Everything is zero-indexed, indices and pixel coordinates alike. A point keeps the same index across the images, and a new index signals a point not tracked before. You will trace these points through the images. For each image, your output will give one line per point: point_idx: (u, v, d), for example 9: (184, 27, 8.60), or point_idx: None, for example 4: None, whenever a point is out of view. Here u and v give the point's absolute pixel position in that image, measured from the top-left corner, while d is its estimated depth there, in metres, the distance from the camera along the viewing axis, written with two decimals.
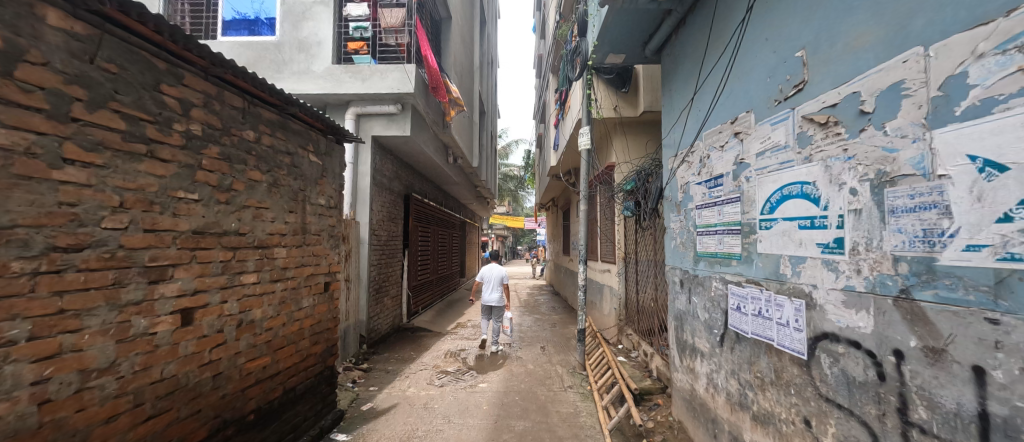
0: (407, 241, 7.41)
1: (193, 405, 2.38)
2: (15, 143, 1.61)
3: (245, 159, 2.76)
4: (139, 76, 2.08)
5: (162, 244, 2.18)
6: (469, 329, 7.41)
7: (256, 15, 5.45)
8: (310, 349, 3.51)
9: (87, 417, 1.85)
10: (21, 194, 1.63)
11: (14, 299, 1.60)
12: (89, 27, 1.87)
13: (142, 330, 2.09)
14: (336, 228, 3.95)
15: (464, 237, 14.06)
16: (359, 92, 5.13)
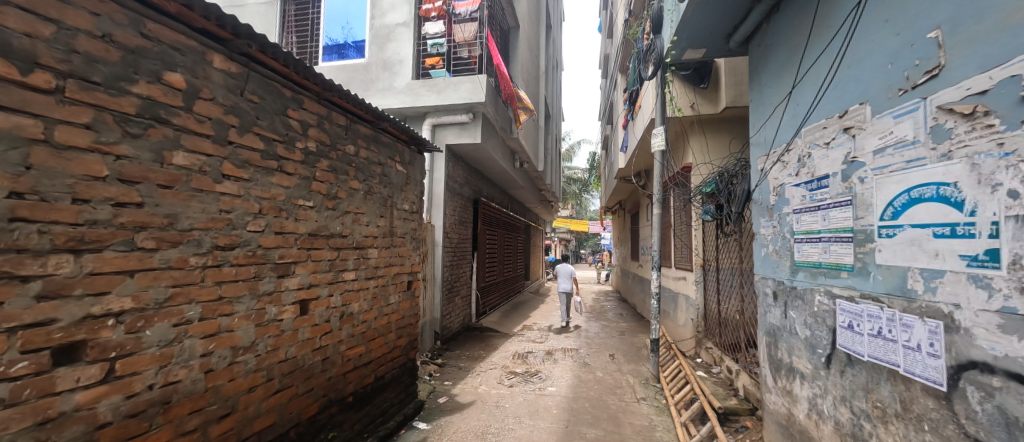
0: (476, 244, 7.68)
1: (307, 384, 2.74)
2: (193, 164, 1.97)
3: (347, 170, 3.12)
4: (272, 103, 2.47)
5: (286, 244, 2.55)
6: (537, 332, 7.47)
7: (344, 39, 6.10)
8: (396, 341, 3.83)
9: (235, 387, 2.22)
10: (197, 204, 1.98)
11: (191, 286, 1.96)
12: (239, 66, 2.25)
13: (273, 316, 2.46)
14: (418, 231, 4.27)
15: (528, 240, 14.17)
16: (435, 104, 5.47)
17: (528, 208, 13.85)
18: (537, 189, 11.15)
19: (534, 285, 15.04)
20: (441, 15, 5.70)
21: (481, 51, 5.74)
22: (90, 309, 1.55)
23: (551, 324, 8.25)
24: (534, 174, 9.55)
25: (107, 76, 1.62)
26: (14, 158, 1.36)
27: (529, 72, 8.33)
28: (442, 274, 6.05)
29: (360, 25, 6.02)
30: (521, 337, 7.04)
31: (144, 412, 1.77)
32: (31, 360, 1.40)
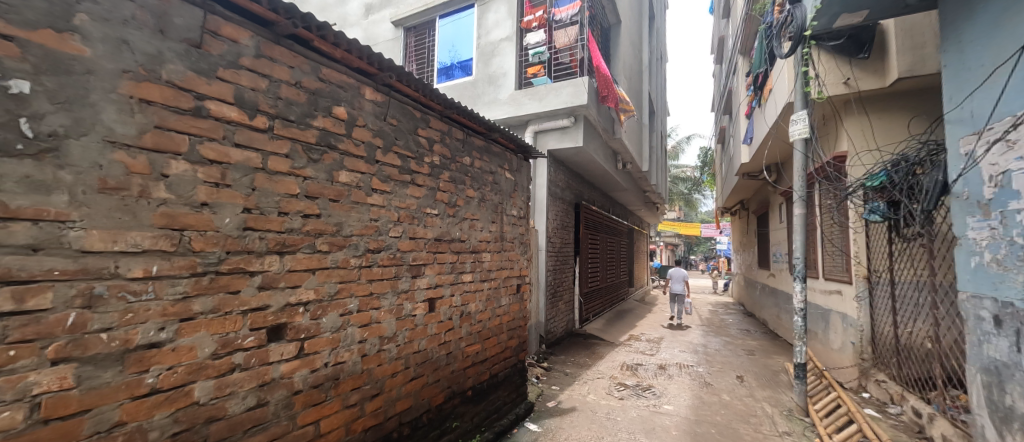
0: (580, 249, 7.57)
1: (435, 375, 3.02)
2: (352, 181, 2.35)
3: (464, 180, 3.39)
4: (406, 125, 2.81)
5: (418, 248, 2.87)
6: (645, 343, 7.04)
7: (450, 61, 6.55)
8: (507, 342, 4.01)
9: (382, 371, 2.57)
10: (355, 215, 2.36)
11: (351, 283, 2.33)
12: (382, 95, 2.61)
13: (408, 312, 2.79)
14: (526, 236, 4.41)
15: (631, 244, 13.45)
16: (538, 111, 5.59)
17: (631, 211, 13.17)
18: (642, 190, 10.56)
19: (640, 293, 14.19)
20: (541, 24, 5.79)
21: (583, 53, 5.52)
22: (288, 299, 1.96)
23: (661, 336, 7.71)
24: (638, 175, 9.06)
25: (298, 114, 2.04)
26: (245, 183, 1.77)
27: (631, 69, 7.94)
28: (546, 278, 6.10)
29: (465, 48, 6.40)
30: (628, 347, 6.70)
31: (323, 385, 2.16)
32: (256, 336, 1.81)
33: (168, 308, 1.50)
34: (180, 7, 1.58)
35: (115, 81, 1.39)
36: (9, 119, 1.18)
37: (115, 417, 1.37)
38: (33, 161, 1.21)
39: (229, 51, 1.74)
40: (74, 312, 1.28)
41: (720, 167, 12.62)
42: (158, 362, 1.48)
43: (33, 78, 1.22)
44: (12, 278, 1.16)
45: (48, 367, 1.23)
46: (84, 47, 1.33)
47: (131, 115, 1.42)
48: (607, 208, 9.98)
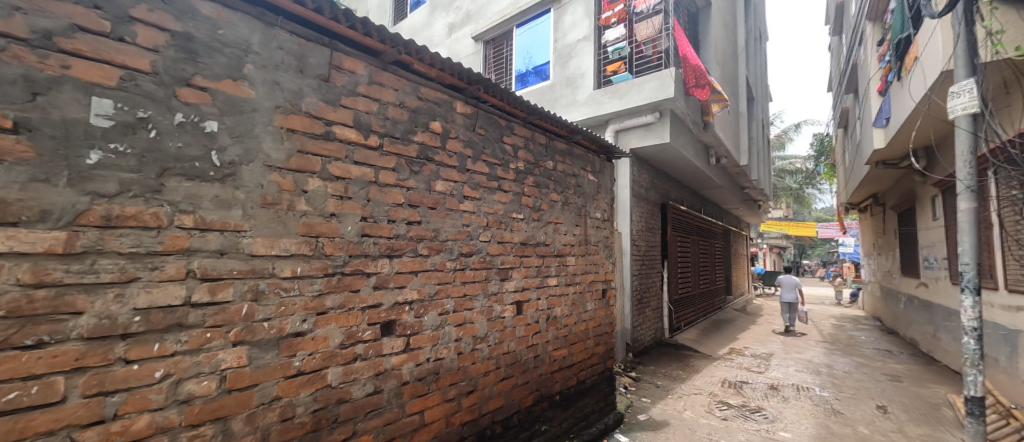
0: (668, 252, 7.12)
1: (524, 377, 3.09)
2: (448, 189, 2.53)
3: (547, 184, 3.43)
4: (493, 133, 2.92)
5: (505, 252, 2.97)
6: (751, 358, 6.35)
7: (524, 68, 6.67)
8: (594, 348, 3.94)
9: (476, 369, 2.70)
10: (450, 221, 2.53)
11: (447, 284, 2.50)
12: (472, 107, 2.76)
13: (498, 314, 2.90)
14: (610, 239, 4.29)
15: (727, 247, 12.27)
16: (619, 109, 5.32)
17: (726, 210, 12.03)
18: (741, 187, 9.58)
19: (742, 302, 12.81)
20: (620, 19, 5.56)
21: (668, 43, 5.16)
22: (397, 298, 2.17)
23: (771, 351, 6.87)
24: (734, 170, 8.26)
25: (402, 131, 2.25)
26: (362, 195, 2.02)
27: (725, 53, 7.27)
28: (632, 283, 5.86)
29: (541, 53, 6.45)
30: (729, 362, 6.10)
31: (426, 378, 2.35)
32: (372, 330, 2.05)
33: (308, 303, 1.77)
34: (313, 48, 1.87)
35: (271, 116, 1.69)
36: (205, 152, 1.50)
37: (273, 392, 1.65)
38: (219, 183, 1.53)
39: (349, 81, 2.00)
40: (246, 304, 1.58)
41: (843, 155, 10.86)
42: (302, 348, 1.75)
43: (219, 119, 1.54)
44: (208, 275, 1.48)
45: (230, 347, 1.53)
46: (249, 90, 1.64)
47: (281, 143, 1.71)
48: (698, 208, 9.24)
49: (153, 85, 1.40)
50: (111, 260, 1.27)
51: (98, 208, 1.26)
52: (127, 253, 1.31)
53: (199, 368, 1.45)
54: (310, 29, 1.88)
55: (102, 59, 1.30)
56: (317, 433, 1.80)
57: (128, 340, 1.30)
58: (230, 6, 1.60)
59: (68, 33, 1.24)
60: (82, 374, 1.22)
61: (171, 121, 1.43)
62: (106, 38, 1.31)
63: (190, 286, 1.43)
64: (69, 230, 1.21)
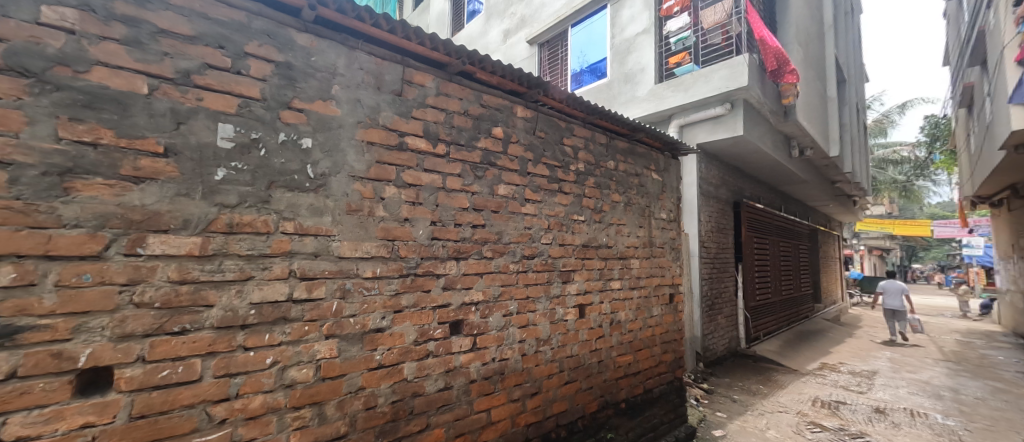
0: (743, 255, 6.61)
1: (588, 382, 3.04)
2: (510, 193, 2.58)
3: (609, 185, 3.36)
4: (552, 136, 2.93)
5: (567, 254, 2.95)
6: (848, 376, 5.64)
7: (579, 67, 6.61)
8: (661, 356, 3.78)
9: (540, 371, 2.71)
10: (513, 224, 2.58)
11: (512, 286, 2.55)
12: (532, 111, 2.80)
13: (561, 316, 2.89)
14: (677, 241, 4.09)
15: (814, 249, 11.08)
16: (683, 103, 4.97)
17: (812, 208, 10.86)
18: (830, 180, 8.59)
19: (834, 310, 11.46)
20: (684, 7, 5.19)
21: (740, 27, 4.72)
22: (464, 299, 2.26)
23: (873, 369, 6.05)
24: (821, 162, 7.44)
25: (467, 138, 2.35)
26: (432, 200, 2.14)
27: (808, 33, 6.58)
28: (702, 288, 5.51)
29: (596, 51, 6.34)
30: (819, 378, 5.49)
31: (492, 378, 2.41)
32: (442, 328, 2.16)
33: (386, 302, 1.91)
34: (388, 66, 2.02)
35: (353, 130, 1.86)
36: (302, 166, 1.69)
37: (358, 382, 1.81)
38: (313, 193, 1.71)
39: (419, 94, 2.14)
40: (336, 301, 1.75)
41: (965, 139, 9.28)
42: (382, 343, 1.89)
43: (312, 136, 1.73)
44: (305, 275, 1.66)
45: (324, 340, 1.70)
46: (336, 109, 1.81)
47: (362, 155, 1.88)
48: (778, 207, 8.45)
49: (262, 109, 1.61)
50: (233, 261, 1.49)
51: (222, 216, 1.47)
52: (244, 255, 1.52)
53: (300, 357, 1.64)
54: (385, 48, 2.03)
55: (224, 90, 1.52)
56: (396, 423, 1.93)
57: (245, 330, 1.51)
58: (320, 35, 1.79)
59: (201, 70, 1.48)
60: (213, 357, 1.43)
61: (275, 140, 1.63)
62: (228, 72, 1.53)
63: (291, 284, 1.62)
64: (203, 235, 1.43)
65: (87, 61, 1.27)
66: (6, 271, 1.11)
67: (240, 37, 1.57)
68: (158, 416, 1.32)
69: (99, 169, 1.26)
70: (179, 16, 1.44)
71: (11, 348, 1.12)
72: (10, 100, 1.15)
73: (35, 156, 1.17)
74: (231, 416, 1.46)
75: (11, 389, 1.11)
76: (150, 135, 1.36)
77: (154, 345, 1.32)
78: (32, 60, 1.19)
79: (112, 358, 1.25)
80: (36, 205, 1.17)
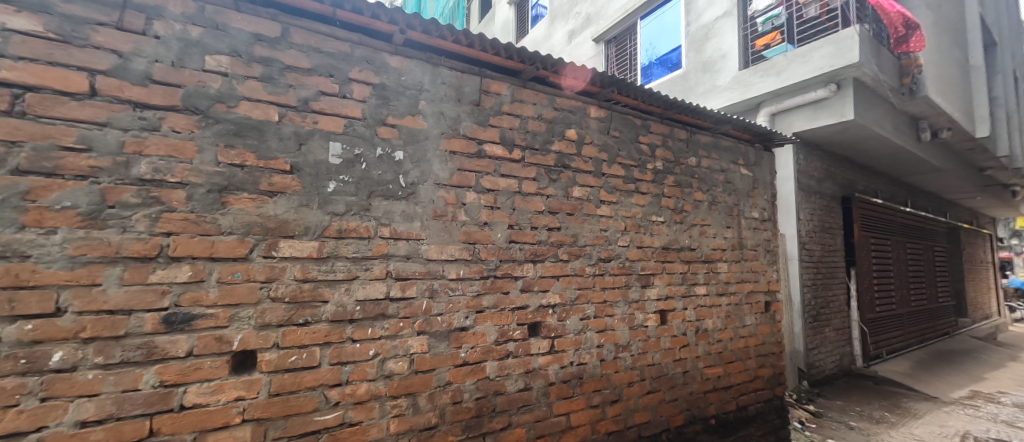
0: (856, 258, 5.75)
1: (672, 393, 2.86)
2: (585, 195, 2.56)
3: (691, 183, 3.16)
4: (628, 134, 2.84)
5: (647, 257, 2.84)
6: (1009, 408, 4.60)
7: (647, 60, 6.33)
8: (757, 371, 3.44)
9: (620, 378, 2.62)
10: (588, 227, 2.55)
11: (588, 290, 2.51)
12: (605, 110, 2.74)
13: (640, 322, 2.77)
14: (773, 242, 3.72)
15: (953, 252, 9.28)
16: (775, 89, 4.45)
17: (951, 202, 9.07)
18: (976, 167, 7.12)
19: (986, 326, 9.43)
20: None
21: None
22: (541, 301, 2.29)
23: None
24: (963, 146, 6.20)
25: (541, 142, 2.38)
26: (508, 204, 2.20)
27: None
28: (805, 295, 4.90)
29: (666, 42, 6.02)
30: (967, 408, 4.56)
31: (571, 382, 2.39)
32: (521, 330, 2.20)
33: (469, 302, 2.01)
34: (467, 78, 2.13)
35: (438, 141, 1.99)
36: (395, 176, 1.85)
37: (446, 377, 1.92)
38: (405, 200, 1.86)
39: (495, 102, 2.22)
40: (425, 300, 1.88)
41: None
42: (466, 341, 1.99)
43: (404, 149, 1.89)
44: (400, 275, 1.82)
45: (416, 335, 1.84)
46: (423, 122, 1.96)
47: (446, 163, 2.00)
48: (901, 202, 7.23)
49: (363, 127, 1.80)
50: (342, 262, 1.68)
51: (333, 223, 1.68)
52: (350, 257, 1.70)
53: (397, 350, 1.79)
54: (464, 62, 2.15)
55: (334, 113, 1.73)
56: (480, 418, 2.01)
57: (353, 324, 1.69)
58: (409, 56, 1.96)
59: (316, 97, 1.70)
60: (328, 347, 1.63)
61: (374, 154, 1.81)
62: (336, 97, 1.74)
63: (388, 284, 1.78)
64: (319, 240, 1.64)
65: (236, 97, 1.53)
66: (185, 270, 1.39)
67: (345, 65, 1.78)
68: (289, 394, 1.54)
69: (245, 186, 1.52)
70: (300, 53, 1.68)
71: (188, 331, 1.39)
72: (186, 134, 1.44)
73: (202, 177, 1.44)
74: (343, 400, 1.65)
75: (189, 364, 1.38)
76: (280, 156, 1.60)
77: (285, 334, 1.55)
78: (199, 100, 1.47)
79: (256, 343, 1.49)
80: (203, 216, 1.44)
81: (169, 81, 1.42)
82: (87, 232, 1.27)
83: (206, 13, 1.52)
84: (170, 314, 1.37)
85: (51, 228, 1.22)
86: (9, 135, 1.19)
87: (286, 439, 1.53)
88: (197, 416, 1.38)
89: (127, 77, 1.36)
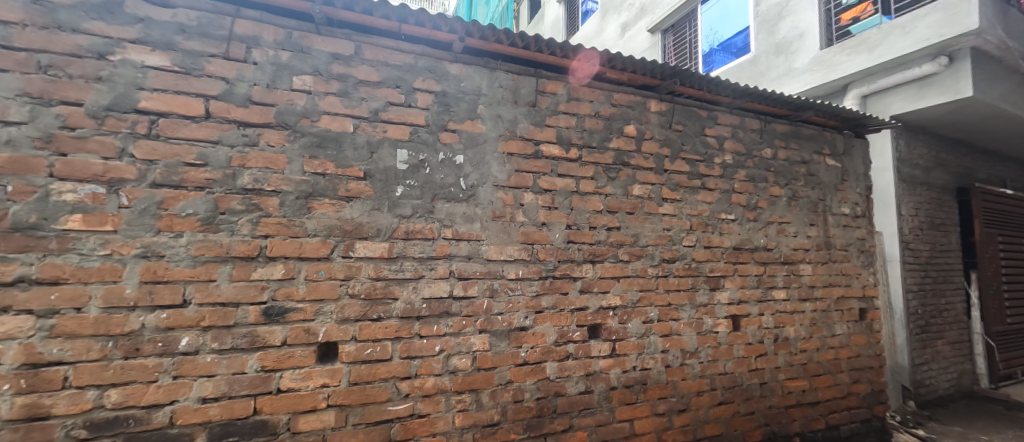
0: (975, 261, 4.92)
1: (748, 405, 2.65)
2: (646, 193, 2.47)
3: (766, 177, 2.93)
4: (692, 127, 2.69)
5: (715, 258, 2.67)
6: None
7: (708, 47, 5.90)
8: (850, 386, 3.09)
9: (687, 386, 2.48)
10: (650, 227, 2.45)
11: (651, 292, 2.42)
12: (666, 104, 2.62)
13: (710, 327, 2.61)
14: (867, 242, 3.33)
15: None
16: (866, 67, 3.96)
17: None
18: None
19: None
20: None
21: None
22: (601, 303, 2.25)
23: None
24: None
25: (599, 140, 2.34)
26: (566, 204, 2.19)
27: None
28: (911, 302, 4.28)
29: (731, 25, 5.60)
30: None
31: (634, 387, 2.31)
32: (581, 331, 2.18)
33: (528, 302, 2.03)
34: (523, 80, 2.16)
35: (496, 144, 2.04)
36: (456, 180, 1.93)
37: (507, 376, 1.96)
38: (466, 203, 1.93)
39: (551, 102, 2.23)
40: (486, 300, 1.93)
41: None
42: (526, 341, 2.01)
43: (464, 153, 1.96)
44: (462, 275, 1.89)
45: (478, 333, 1.90)
46: (481, 125, 2.02)
47: (504, 165, 2.04)
48: None
49: (426, 133, 1.89)
50: (410, 263, 1.79)
51: (401, 225, 1.78)
52: (417, 257, 1.80)
53: (460, 347, 1.86)
54: (520, 64, 2.18)
55: (401, 121, 1.84)
56: (541, 419, 2.02)
57: (420, 321, 1.79)
58: (468, 63, 2.03)
59: (385, 108, 1.82)
60: (399, 342, 1.74)
61: (437, 159, 1.90)
62: (403, 107, 1.85)
63: (451, 283, 1.86)
64: (389, 241, 1.75)
65: (318, 112, 1.69)
66: (279, 268, 1.56)
67: (410, 76, 1.89)
68: (366, 384, 1.66)
69: (327, 192, 1.67)
70: (371, 67, 1.81)
71: (283, 323, 1.56)
72: (278, 147, 1.61)
73: (292, 185, 1.61)
74: (412, 392, 1.74)
75: (283, 353, 1.55)
76: (355, 164, 1.73)
77: (361, 328, 1.67)
78: (289, 116, 1.64)
79: (337, 336, 1.63)
80: (293, 221, 1.60)
81: (264, 101, 1.60)
82: (205, 235, 1.47)
83: (294, 38, 1.69)
84: (269, 307, 1.54)
85: (179, 232, 1.44)
86: (148, 155, 1.42)
87: (364, 426, 1.65)
88: (290, 399, 1.54)
89: (232, 100, 1.56)
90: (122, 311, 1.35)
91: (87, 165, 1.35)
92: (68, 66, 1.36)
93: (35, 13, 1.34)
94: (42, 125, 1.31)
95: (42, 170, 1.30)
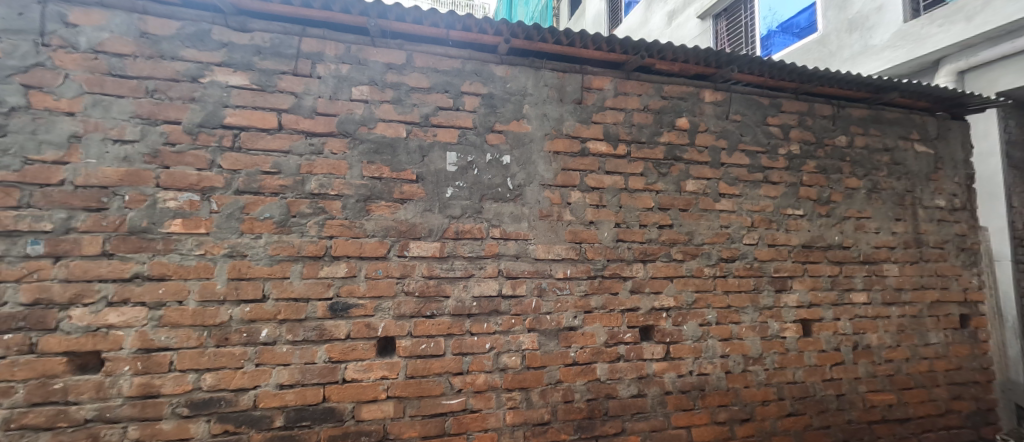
0: None
1: (822, 419, 2.44)
2: (701, 189, 2.35)
3: (840, 167, 2.68)
4: (753, 117, 2.53)
5: (781, 257, 2.49)
6: None
7: (767, 29, 5.47)
8: (948, 403, 2.75)
9: (751, 395, 2.33)
10: (706, 224, 2.34)
11: (708, 293, 2.31)
12: (722, 93, 2.48)
13: (776, 332, 2.43)
14: (969, 239, 2.95)
15: None
16: (962, 39, 3.49)
17: None
18: None
19: None
20: None
21: None
22: (653, 304, 2.18)
23: None
24: None
25: (648, 135, 2.27)
26: (615, 203, 2.15)
27: None
28: None
29: (794, 4, 5.16)
30: None
31: (691, 393, 2.21)
32: (632, 333, 2.12)
33: (577, 302, 2.02)
34: (569, 77, 2.15)
35: (543, 143, 2.05)
36: (504, 180, 1.96)
37: (557, 376, 1.96)
38: (514, 203, 1.96)
39: (598, 98, 2.19)
40: (535, 299, 1.94)
41: None
42: (575, 341, 2.00)
43: (511, 153, 1.98)
44: (512, 274, 1.91)
45: (527, 332, 1.92)
46: (528, 125, 2.04)
47: (551, 164, 2.04)
48: None
49: (474, 135, 1.94)
50: (461, 262, 1.84)
51: (452, 226, 1.84)
52: (467, 257, 1.85)
53: (510, 345, 1.89)
54: (566, 62, 2.17)
55: (451, 125, 1.91)
56: (592, 421, 2.00)
57: (471, 319, 1.84)
58: (513, 64, 2.05)
59: (435, 112, 1.89)
60: (451, 338, 1.80)
61: (484, 160, 1.94)
62: (452, 110, 1.92)
63: (500, 282, 1.89)
64: (441, 241, 1.82)
65: (375, 120, 1.79)
66: (342, 267, 1.68)
67: (458, 80, 1.95)
68: (421, 378, 1.74)
69: (384, 195, 1.77)
70: (422, 74, 1.89)
71: (347, 318, 1.67)
72: (340, 155, 1.73)
73: (353, 189, 1.72)
74: (464, 388, 1.79)
75: (348, 345, 1.66)
76: (409, 168, 1.81)
77: (417, 324, 1.75)
78: (349, 125, 1.75)
79: (395, 331, 1.72)
80: (355, 222, 1.71)
81: (328, 111, 1.73)
82: (280, 237, 1.61)
83: (352, 52, 1.80)
84: (334, 302, 1.66)
85: (259, 234, 1.59)
86: (233, 166, 1.59)
87: (421, 418, 1.72)
88: (354, 389, 1.65)
89: (301, 113, 1.70)
90: (214, 304, 1.52)
91: (185, 176, 1.54)
92: (169, 89, 1.55)
93: (143, 45, 1.54)
94: (150, 142, 1.51)
95: (150, 181, 1.50)
